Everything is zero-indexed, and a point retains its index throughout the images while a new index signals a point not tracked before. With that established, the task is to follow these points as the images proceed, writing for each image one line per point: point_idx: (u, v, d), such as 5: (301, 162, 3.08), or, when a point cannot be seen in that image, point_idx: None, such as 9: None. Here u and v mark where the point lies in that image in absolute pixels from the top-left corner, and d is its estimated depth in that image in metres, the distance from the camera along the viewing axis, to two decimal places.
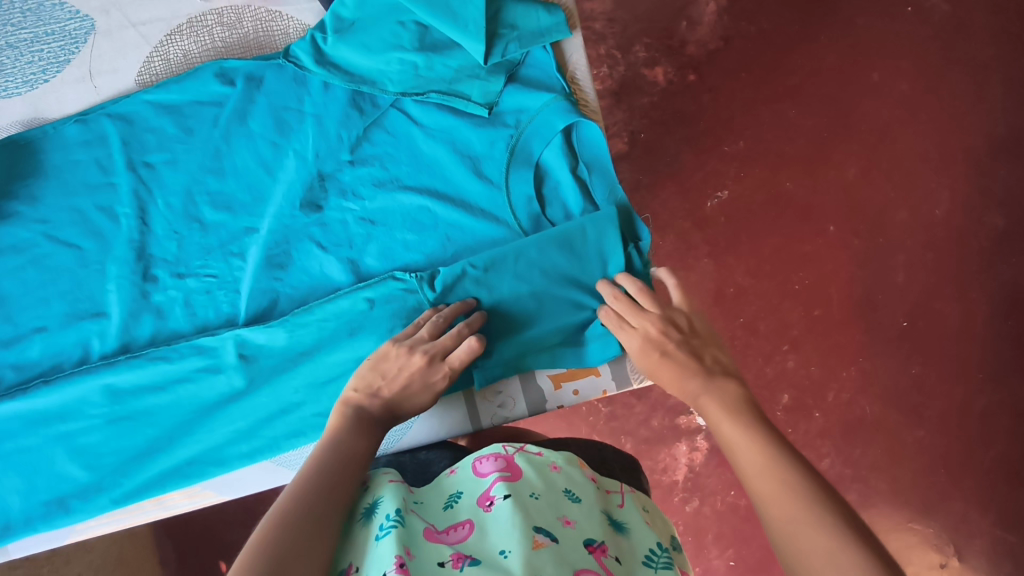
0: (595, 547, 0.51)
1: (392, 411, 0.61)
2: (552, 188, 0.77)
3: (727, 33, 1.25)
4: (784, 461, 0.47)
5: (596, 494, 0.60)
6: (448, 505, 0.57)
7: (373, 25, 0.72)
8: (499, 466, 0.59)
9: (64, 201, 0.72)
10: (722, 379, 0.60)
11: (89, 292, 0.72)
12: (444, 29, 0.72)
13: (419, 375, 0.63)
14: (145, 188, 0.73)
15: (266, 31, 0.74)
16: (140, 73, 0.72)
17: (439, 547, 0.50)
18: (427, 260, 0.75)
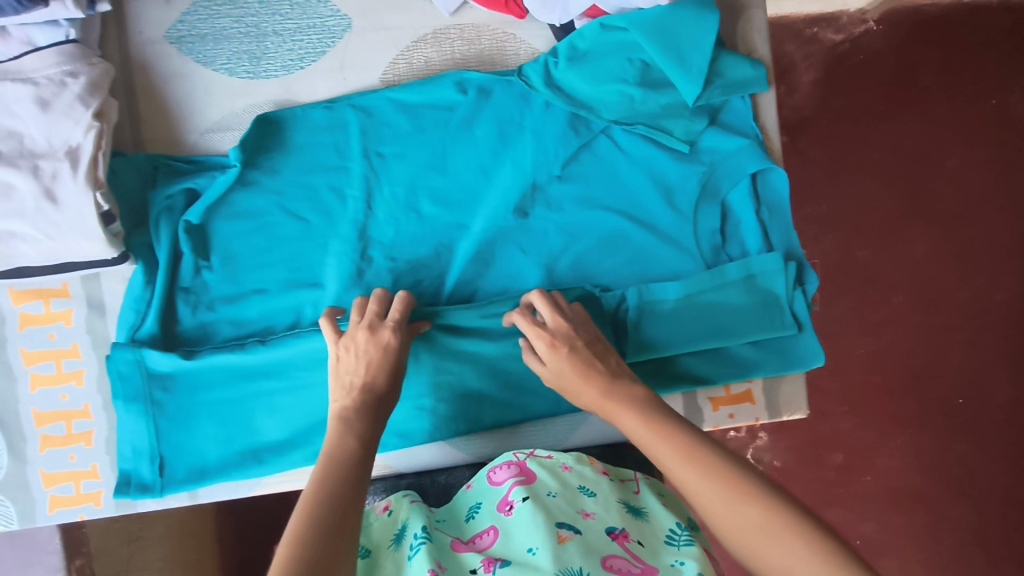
0: (617, 534, 0.56)
1: (372, 387, 0.64)
2: (733, 225, 0.84)
3: (819, 103, 1.30)
4: (710, 453, 0.52)
5: (613, 487, 0.64)
6: (470, 516, 0.63)
7: (606, 57, 0.78)
8: (512, 473, 0.65)
9: (301, 177, 0.78)
10: (625, 380, 0.64)
11: (306, 262, 0.78)
12: (668, 69, 0.77)
13: (372, 344, 0.67)
14: (374, 175, 0.78)
15: (500, 50, 0.80)
16: (385, 72, 0.79)
17: (470, 557, 0.55)
18: (614, 277, 0.82)
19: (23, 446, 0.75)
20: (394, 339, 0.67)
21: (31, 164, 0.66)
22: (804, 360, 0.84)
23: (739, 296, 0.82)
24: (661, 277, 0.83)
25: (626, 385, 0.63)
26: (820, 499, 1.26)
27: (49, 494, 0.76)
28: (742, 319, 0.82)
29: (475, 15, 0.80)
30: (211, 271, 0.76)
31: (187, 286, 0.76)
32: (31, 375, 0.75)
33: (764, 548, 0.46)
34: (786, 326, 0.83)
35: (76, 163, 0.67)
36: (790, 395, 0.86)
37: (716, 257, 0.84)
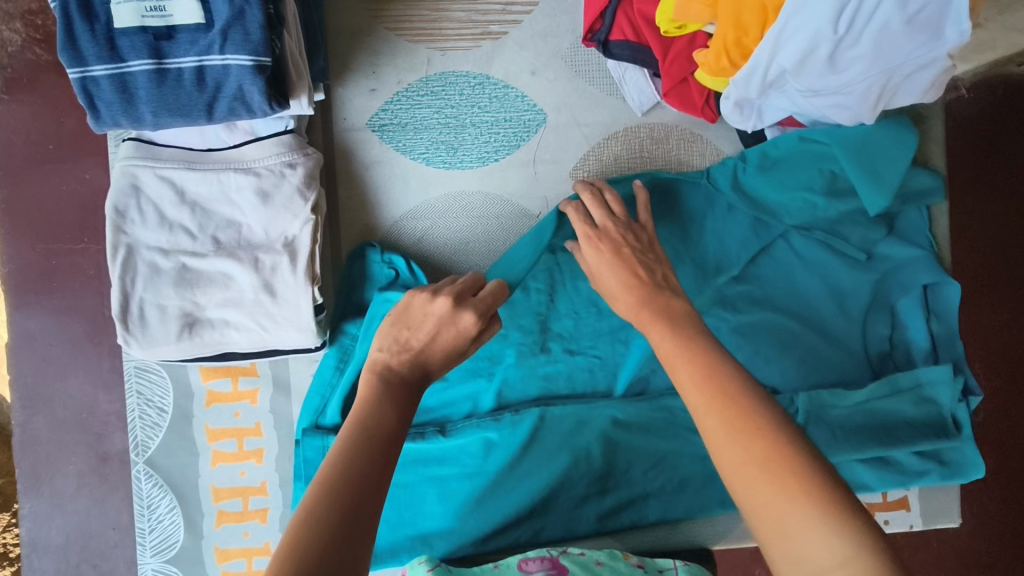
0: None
1: (422, 362, 0.56)
2: (901, 334, 0.86)
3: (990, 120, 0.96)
4: (738, 391, 0.49)
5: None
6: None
7: (797, 167, 0.79)
8: (542, 566, 0.71)
9: (487, 268, 0.78)
10: (664, 293, 0.61)
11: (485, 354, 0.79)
12: (860, 182, 0.77)
13: (444, 308, 0.58)
14: (559, 271, 0.79)
15: (686, 149, 0.81)
16: (575, 167, 0.79)
17: None
18: (784, 380, 0.82)
19: (199, 520, 0.75)
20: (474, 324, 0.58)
21: (252, 257, 0.67)
22: (963, 470, 0.84)
23: (906, 406, 0.83)
24: (829, 383, 0.83)
25: (656, 300, 0.60)
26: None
27: (222, 570, 0.75)
28: (905, 429, 0.82)
29: (665, 115, 0.81)
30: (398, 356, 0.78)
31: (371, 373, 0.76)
32: (213, 451, 0.76)
33: (808, 545, 0.42)
34: (946, 436, 0.83)
35: (295, 256, 0.68)
36: (946, 505, 0.86)
37: (882, 364, 0.86)
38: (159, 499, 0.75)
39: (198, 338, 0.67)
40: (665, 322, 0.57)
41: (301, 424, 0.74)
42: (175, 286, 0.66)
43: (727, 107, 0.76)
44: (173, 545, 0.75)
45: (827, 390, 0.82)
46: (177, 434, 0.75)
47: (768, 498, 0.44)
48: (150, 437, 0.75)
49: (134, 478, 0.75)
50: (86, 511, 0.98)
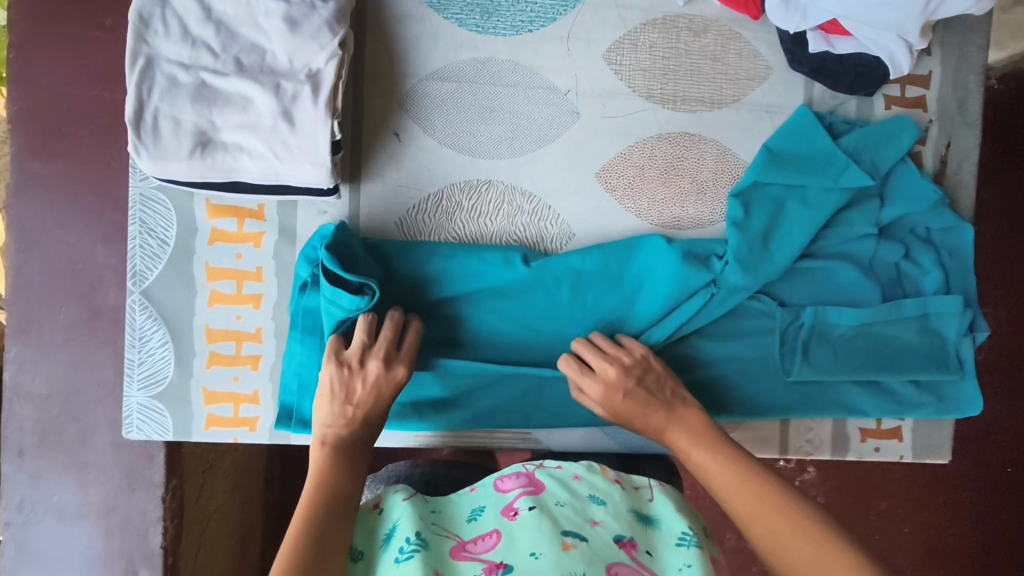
0: (624, 542, 0.59)
1: (367, 421, 0.65)
2: (911, 264, 0.82)
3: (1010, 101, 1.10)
4: (774, 490, 0.56)
5: (624, 496, 0.67)
6: (471, 517, 0.63)
7: (811, 139, 0.79)
8: (521, 483, 0.66)
9: (500, 139, 0.77)
10: (681, 408, 0.68)
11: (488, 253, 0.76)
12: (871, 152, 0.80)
13: (376, 378, 0.66)
14: (576, 155, 0.78)
15: (723, 47, 0.79)
16: (609, 49, 0.78)
17: (470, 563, 0.56)
18: (791, 293, 0.82)
19: (190, 360, 0.74)
20: (402, 372, 0.67)
21: (273, 82, 0.66)
22: (959, 406, 0.83)
23: (910, 333, 0.81)
24: (837, 301, 0.81)
25: (673, 410, 0.67)
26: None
27: (207, 412, 0.74)
28: (907, 356, 0.81)
29: (707, 8, 0.79)
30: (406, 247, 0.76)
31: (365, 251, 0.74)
32: (211, 290, 0.74)
33: None
34: (946, 370, 0.82)
35: (317, 87, 0.66)
36: (937, 440, 0.86)
37: (892, 291, 0.83)
38: (152, 332, 0.74)
39: (209, 160, 0.65)
40: (690, 435, 0.65)
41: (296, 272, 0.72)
42: (192, 102, 0.65)
43: (773, 4, 0.76)
44: (162, 381, 0.74)
45: (832, 309, 0.80)
46: (177, 268, 0.74)
47: (801, 562, 0.51)
48: (149, 267, 0.73)
49: (129, 308, 0.74)
50: (72, 363, 0.97)
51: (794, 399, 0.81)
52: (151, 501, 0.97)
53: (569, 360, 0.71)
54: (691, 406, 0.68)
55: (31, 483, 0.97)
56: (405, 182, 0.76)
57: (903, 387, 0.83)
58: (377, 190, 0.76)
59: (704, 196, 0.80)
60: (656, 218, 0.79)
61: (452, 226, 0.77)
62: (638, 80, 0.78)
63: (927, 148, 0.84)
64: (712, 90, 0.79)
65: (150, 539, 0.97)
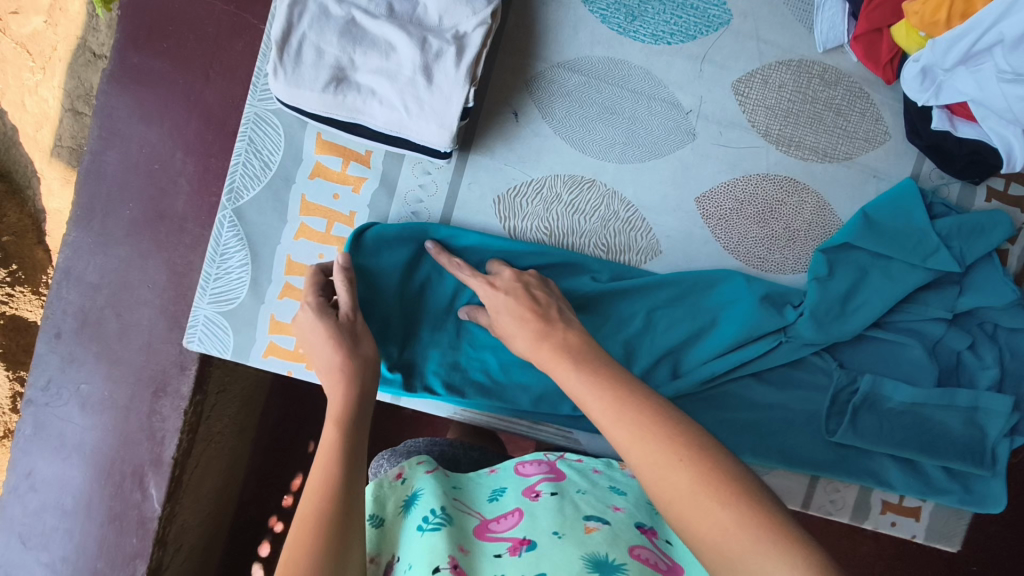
0: (645, 530, 0.59)
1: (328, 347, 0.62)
2: (973, 357, 0.83)
3: None
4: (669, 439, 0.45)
5: (637, 487, 0.68)
6: (491, 498, 0.65)
7: (903, 216, 0.80)
8: (542, 470, 0.68)
9: (614, 140, 0.77)
10: None
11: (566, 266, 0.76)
12: (959, 239, 0.80)
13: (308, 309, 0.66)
14: (681, 175, 0.78)
15: (849, 103, 0.80)
16: (739, 80, 0.78)
17: (494, 542, 0.58)
18: (852, 357, 0.83)
19: (265, 286, 0.74)
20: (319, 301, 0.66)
21: (420, 36, 0.65)
22: (983, 501, 0.84)
23: (955, 421, 0.82)
24: (893, 374, 0.83)
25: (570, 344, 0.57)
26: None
27: (269, 340, 0.74)
28: (946, 442, 0.82)
29: (843, 61, 0.79)
30: (497, 228, 0.76)
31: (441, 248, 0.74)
32: (301, 223, 0.74)
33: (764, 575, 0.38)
34: (979, 466, 0.83)
35: (461, 52, 0.66)
36: (953, 529, 0.87)
37: (947, 376, 0.84)
38: (234, 251, 0.74)
39: (341, 97, 0.65)
40: (583, 374, 0.52)
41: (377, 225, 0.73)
42: (338, 37, 0.65)
43: (910, 71, 0.74)
44: (233, 300, 0.74)
45: (887, 382, 0.81)
46: (273, 194, 0.74)
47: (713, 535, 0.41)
48: (248, 187, 0.73)
49: (218, 222, 0.74)
50: (128, 259, 0.98)
51: (828, 458, 0.82)
52: (174, 412, 0.97)
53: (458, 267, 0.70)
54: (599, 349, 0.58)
55: (62, 365, 0.98)
56: (513, 162, 0.76)
57: (934, 470, 0.84)
58: (484, 164, 0.76)
59: (793, 244, 0.80)
60: (744, 255, 0.80)
61: (546, 216, 0.77)
62: (760, 116, 0.79)
63: (1015, 248, 0.84)
64: (828, 143, 0.80)
65: (166, 447, 0.98)
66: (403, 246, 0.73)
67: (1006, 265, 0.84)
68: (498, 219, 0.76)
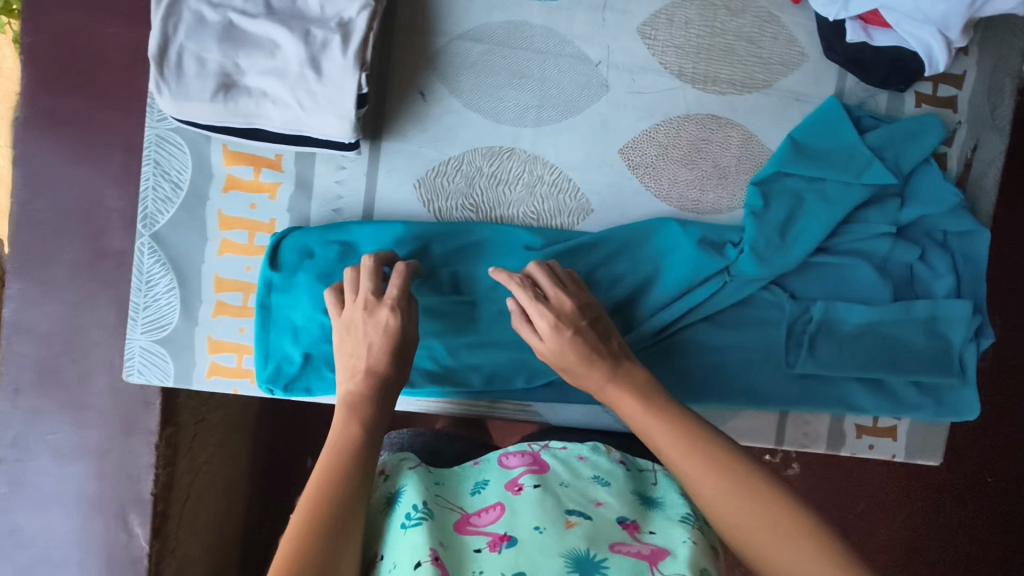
0: (628, 524, 0.57)
1: (372, 367, 0.61)
2: (926, 267, 0.82)
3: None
4: (718, 458, 0.53)
5: (625, 476, 0.65)
6: (474, 491, 0.63)
7: (832, 137, 0.78)
8: (526, 461, 0.65)
9: (528, 103, 0.75)
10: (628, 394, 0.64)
11: (498, 239, 0.75)
12: (891, 151, 0.79)
13: (388, 323, 0.63)
14: (600, 130, 0.77)
15: (758, 30, 0.78)
16: (643, 23, 0.77)
17: (474, 537, 0.56)
18: (804, 287, 0.82)
19: (196, 307, 0.73)
20: (381, 317, 0.63)
21: (303, 28, 0.64)
22: (958, 411, 0.83)
23: (918, 334, 0.81)
24: (846, 297, 0.81)
25: (601, 363, 0.64)
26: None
27: (210, 361, 0.73)
28: (912, 357, 0.81)
29: None
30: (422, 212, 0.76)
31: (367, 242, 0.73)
32: (223, 239, 0.73)
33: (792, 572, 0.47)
34: (948, 374, 0.82)
35: (348, 37, 0.64)
36: (931, 441, 0.86)
37: (904, 291, 0.82)
38: (159, 276, 0.73)
39: (233, 104, 0.64)
40: (637, 394, 0.61)
41: (297, 228, 0.72)
42: (219, 42, 0.63)
43: None
44: (166, 326, 0.73)
45: (841, 306, 0.80)
46: (190, 213, 0.73)
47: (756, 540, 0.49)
48: (161, 210, 0.72)
49: (137, 250, 0.72)
50: (74, 304, 0.96)
51: (794, 391, 0.81)
52: (146, 448, 0.97)
53: (521, 284, 0.67)
54: (638, 368, 0.64)
55: (27, 419, 0.97)
56: (428, 143, 0.74)
57: (904, 386, 0.83)
58: (398, 149, 0.74)
59: (725, 182, 0.79)
60: (678, 201, 0.79)
61: (471, 193, 0.75)
62: (670, 58, 0.77)
63: (952, 150, 0.82)
64: (744, 73, 0.78)
65: (145, 479, 0.97)
66: (329, 246, 0.72)
67: (946, 168, 0.82)
68: (422, 204, 0.75)
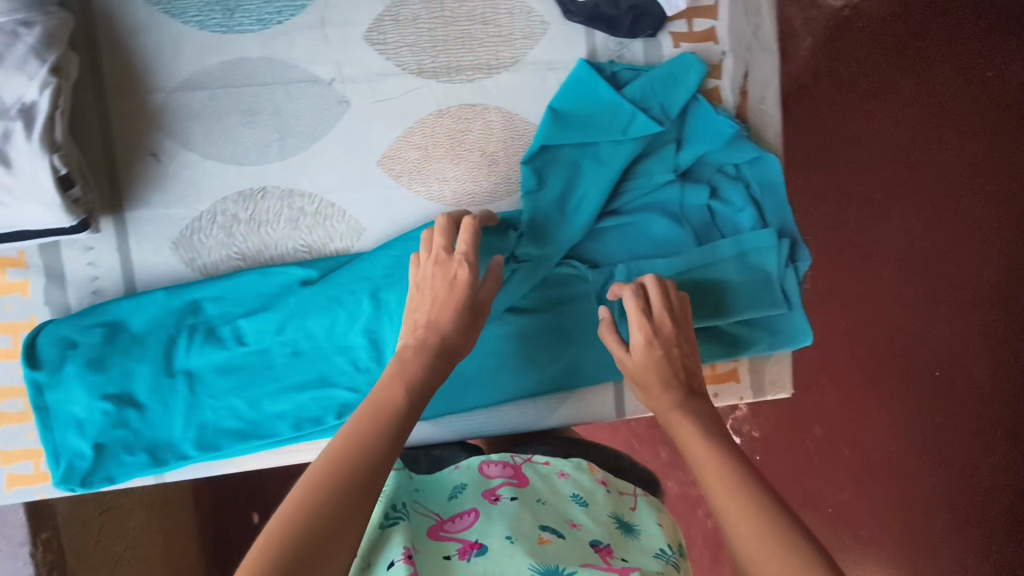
0: (601, 547, 0.58)
1: (437, 328, 0.58)
2: (722, 204, 0.80)
3: (838, 37, 1.13)
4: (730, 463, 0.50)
5: (606, 501, 0.66)
6: (452, 496, 0.65)
7: (591, 97, 0.75)
8: (506, 472, 0.67)
9: (267, 139, 0.72)
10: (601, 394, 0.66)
11: (269, 282, 0.74)
12: (655, 96, 0.76)
13: (462, 277, 0.61)
14: (352, 149, 0.74)
15: (493, 8, 0.75)
16: (368, 29, 0.73)
17: (449, 542, 0.58)
18: (604, 253, 0.79)
19: None
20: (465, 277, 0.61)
21: None
22: (792, 337, 0.81)
23: (729, 273, 0.79)
24: (649, 254, 0.79)
25: (685, 401, 0.62)
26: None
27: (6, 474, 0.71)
28: (729, 297, 0.79)
29: None
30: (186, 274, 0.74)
31: (132, 317, 0.72)
32: None
33: None
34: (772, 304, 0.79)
35: (32, 122, 0.61)
36: (777, 375, 0.85)
37: (707, 233, 0.80)
38: None
39: None
40: (692, 422, 0.58)
41: (56, 320, 0.71)
42: None
43: None
44: None
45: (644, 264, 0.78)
46: None
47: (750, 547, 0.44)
48: None
49: None
50: None
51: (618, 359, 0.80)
52: None
53: (632, 294, 0.69)
54: (710, 407, 0.61)
55: None
56: (174, 203, 0.72)
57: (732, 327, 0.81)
58: (144, 216, 0.72)
59: (496, 169, 0.77)
60: (452, 199, 0.76)
61: (232, 242, 0.73)
62: (406, 58, 0.74)
63: (723, 82, 0.79)
64: (487, 56, 0.75)
65: None
66: (91, 331, 0.71)
67: (721, 102, 0.79)
68: (185, 264, 0.73)
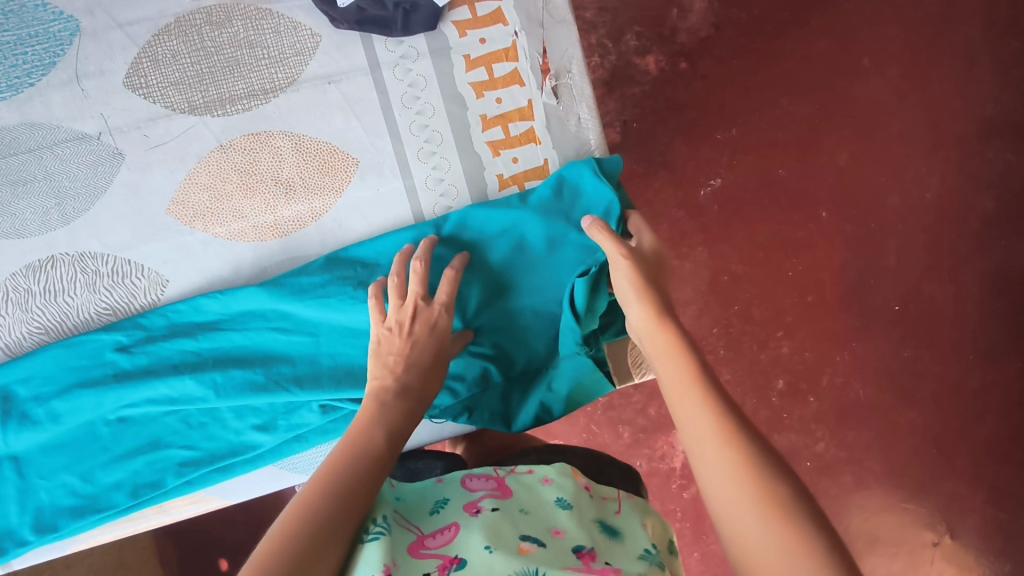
0: (584, 553, 0.52)
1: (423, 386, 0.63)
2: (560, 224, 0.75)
3: (718, 20, 1.19)
4: (722, 421, 0.45)
5: (589, 505, 0.60)
6: (433, 510, 0.57)
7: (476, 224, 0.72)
8: (489, 485, 0.60)
9: (45, 204, 0.70)
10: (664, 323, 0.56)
11: (83, 352, 0.70)
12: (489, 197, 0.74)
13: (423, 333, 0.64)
14: (137, 198, 0.71)
15: (255, 29, 0.72)
16: (127, 75, 0.70)
17: (428, 557, 0.50)
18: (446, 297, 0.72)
19: None
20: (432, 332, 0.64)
21: None
22: None
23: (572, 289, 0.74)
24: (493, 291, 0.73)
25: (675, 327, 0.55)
26: (767, 428, 1.18)
27: None
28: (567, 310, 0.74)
29: None
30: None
31: None
32: None
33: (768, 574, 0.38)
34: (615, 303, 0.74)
35: None
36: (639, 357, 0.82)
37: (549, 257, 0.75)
38: None
39: None
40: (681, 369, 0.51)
41: None
42: None
43: None
44: None
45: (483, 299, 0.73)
46: None
47: (746, 528, 0.40)
48: None
49: None
50: None
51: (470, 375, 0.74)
52: None
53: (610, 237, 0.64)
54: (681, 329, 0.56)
55: None
56: None
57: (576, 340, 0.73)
58: None
59: (295, 196, 0.73)
60: (254, 235, 0.73)
61: (31, 316, 0.71)
62: (174, 97, 0.71)
63: (521, 62, 0.76)
64: (260, 78, 0.72)
65: None
66: None
67: (522, 84, 0.76)
68: None
